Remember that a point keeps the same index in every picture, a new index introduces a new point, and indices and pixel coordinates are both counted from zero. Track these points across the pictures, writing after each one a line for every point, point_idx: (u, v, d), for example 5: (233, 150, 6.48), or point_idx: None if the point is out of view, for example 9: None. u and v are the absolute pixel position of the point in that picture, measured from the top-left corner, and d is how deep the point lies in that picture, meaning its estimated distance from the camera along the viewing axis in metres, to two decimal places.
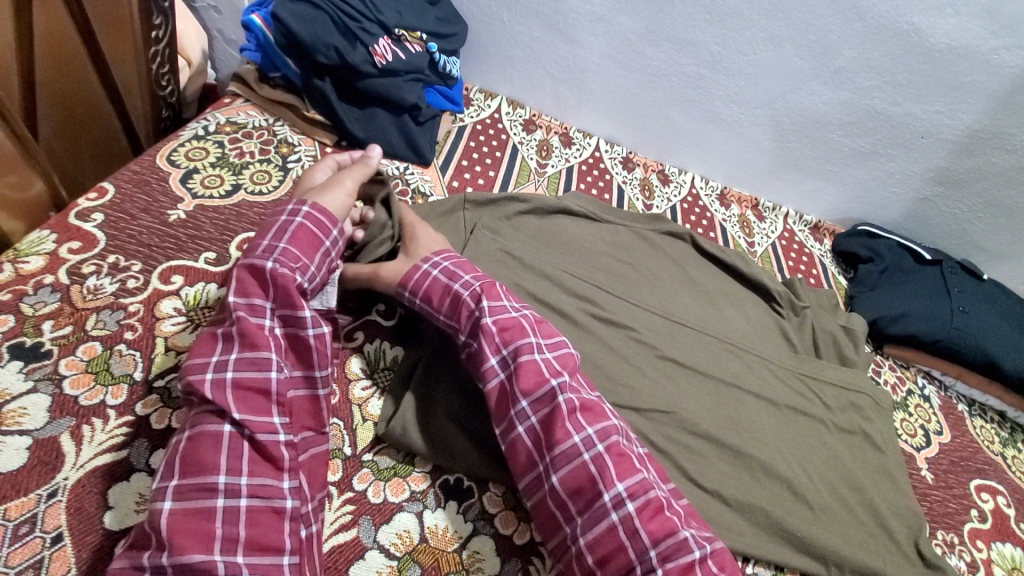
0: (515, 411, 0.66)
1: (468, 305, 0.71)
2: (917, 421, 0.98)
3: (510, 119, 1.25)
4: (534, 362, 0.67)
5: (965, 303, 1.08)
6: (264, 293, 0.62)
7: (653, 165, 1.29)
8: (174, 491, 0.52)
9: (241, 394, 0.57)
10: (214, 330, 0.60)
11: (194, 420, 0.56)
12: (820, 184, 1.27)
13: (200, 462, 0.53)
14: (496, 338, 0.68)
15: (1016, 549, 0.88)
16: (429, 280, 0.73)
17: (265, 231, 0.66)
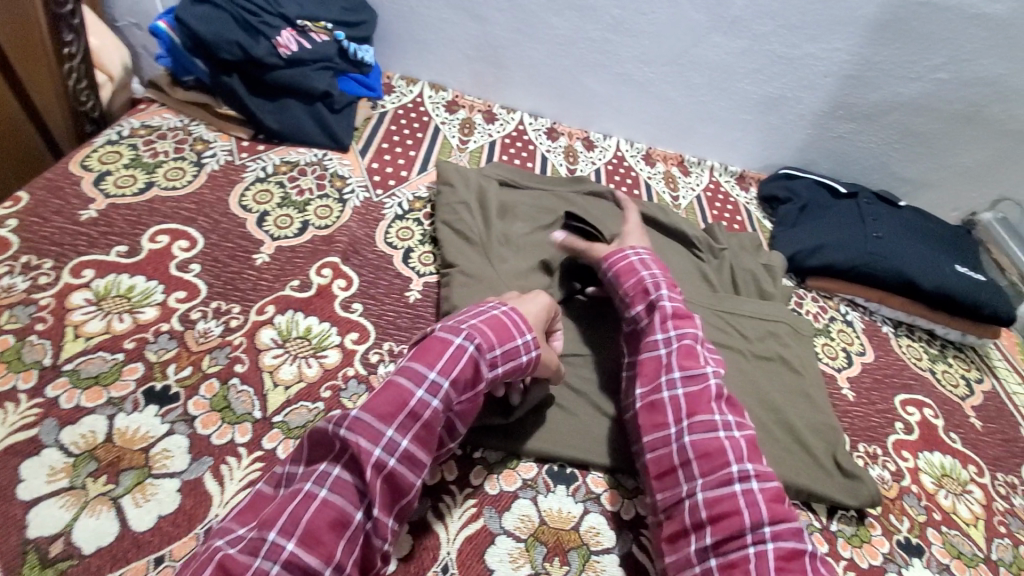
0: (666, 379, 0.72)
1: (649, 287, 0.81)
2: (839, 344, 1.01)
3: (433, 102, 1.28)
4: (696, 348, 0.75)
5: (880, 229, 1.11)
6: (460, 395, 0.61)
7: (577, 133, 1.33)
8: (285, 558, 0.50)
9: (387, 485, 0.55)
10: (405, 397, 0.58)
11: (336, 482, 0.54)
12: (739, 134, 1.31)
13: (319, 540, 0.51)
14: (668, 319, 0.77)
15: (947, 457, 0.86)
16: (629, 256, 0.85)
17: (493, 327, 0.65)
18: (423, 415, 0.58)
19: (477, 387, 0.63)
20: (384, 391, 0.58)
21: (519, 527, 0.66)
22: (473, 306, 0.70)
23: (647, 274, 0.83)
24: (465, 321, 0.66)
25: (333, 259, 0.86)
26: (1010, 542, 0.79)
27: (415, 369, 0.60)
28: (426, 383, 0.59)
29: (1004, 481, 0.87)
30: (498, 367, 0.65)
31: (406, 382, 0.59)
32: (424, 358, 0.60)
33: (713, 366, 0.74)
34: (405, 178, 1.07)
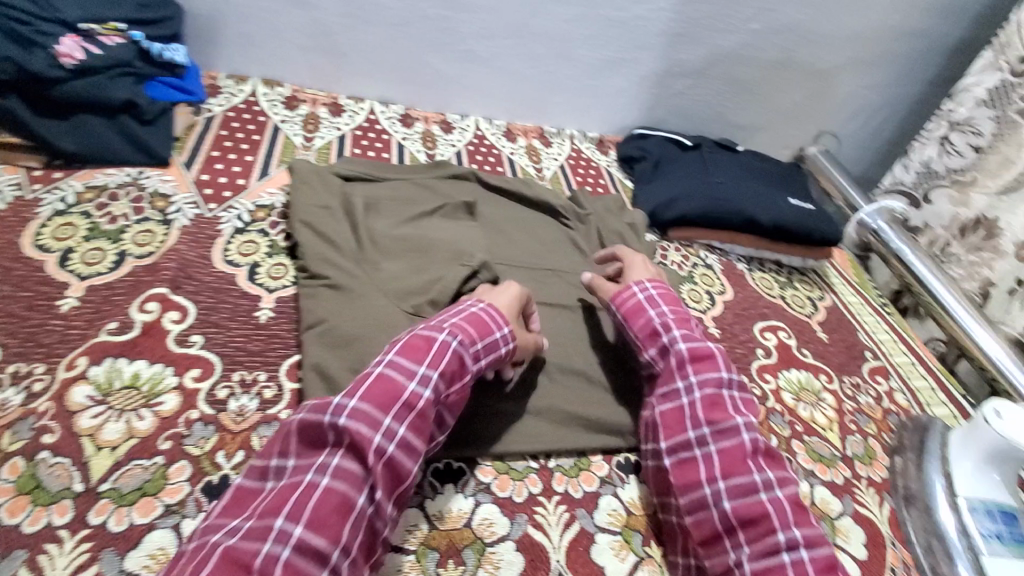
0: (696, 436, 0.67)
1: (660, 329, 0.77)
2: (702, 288, 1.07)
3: (269, 100, 1.19)
4: (723, 399, 0.69)
5: (721, 175, 1.19)
6: (450, 386, 0.63)
7: (433, 116, 1.29)
8: (295, 543, 0.49)
9: (387, 471, 0.55)
10: (398, 387, 0.58)
11: (338, 469, 0.53)
12: (590, 100, 1.34)
13: (325, 525, 0.50)
14: (685, 364, 0.72)
15: (802, 373, 0.95)
16: (633, 300, 0.80)
17: (476, 323, 0.67)
18: (418, 404, 0.58)
19: (463, 377, 0.64)
20: (376, 381, 0.58)
21: (409, 540, 0.61)
22: (452, 304, 0.72)
23: (657, 315, 0.78)
24: (445, 318, 0.67)
25: (160, 291, 0.76)
26: (861, 437, 0.88)
27: (405, 362, 0.60)
28: (418, 373, 0.60)
29: (851, 383, 0.97)
30: (481, 360, 0.67)
31: (397, 372, 0.59)
32: (413, 352, 0.61)
33: (745, 417, 0.68)
34: (242, 186, 0.97)
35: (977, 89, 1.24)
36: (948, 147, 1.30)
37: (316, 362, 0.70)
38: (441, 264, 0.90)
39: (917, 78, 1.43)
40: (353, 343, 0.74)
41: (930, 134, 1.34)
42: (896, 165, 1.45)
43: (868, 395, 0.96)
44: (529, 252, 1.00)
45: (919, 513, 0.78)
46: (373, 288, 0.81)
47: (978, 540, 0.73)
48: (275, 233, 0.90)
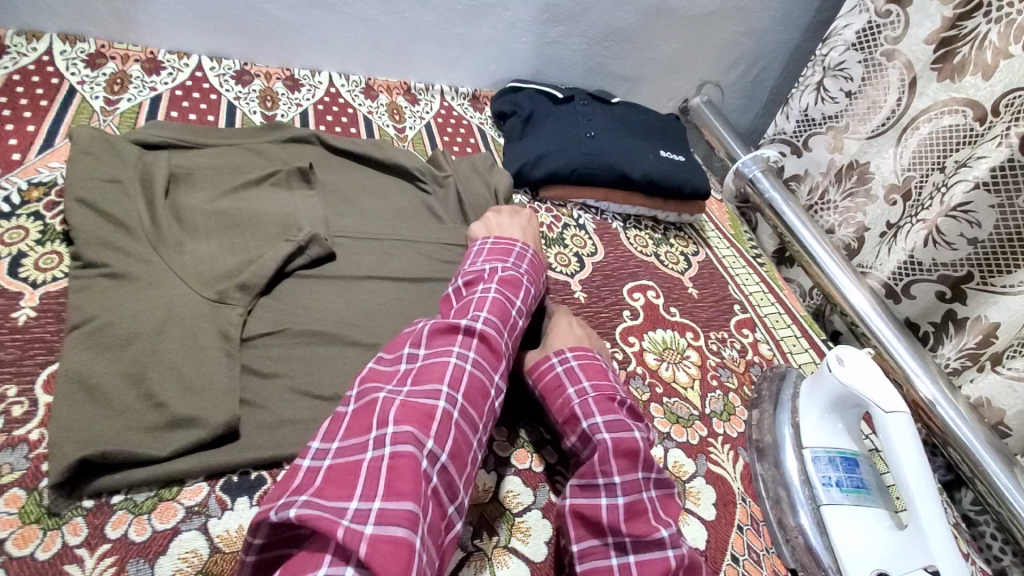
0: (614, 543, 0.59)
1: (581, 412, 0.67)
2: (572, 250, 1.01)
3: (66, 59, 0.99)
4: (645, 503, 0.61)
5: (593, 128, 1.12)
6: (528, 314, 0.74)
7: (277, 73, 1.14)
8: (459, 407, 0.58)
9: (503, 370, 0.66)
10: (507, 309, 0.70)
11: (478, 359, 0.62)
12: (458, 52, 1.22)
13: (477, 400, 0.60)
14: (609, 457, 0.62)
15: (667, 332, 0.93)
16: (551, 374, 0.71)
17: (539, 277, 0.80)
18: (515, 324, 0.70)
19: (536, 309, 0.76)
20: (492, 298, 0.69)
21: (181, 570, 0.53)
22: (496, 240, 0.80)
23: (576, 393, 0.68)
24: (512, 257, 0.78)
25: None
26: (722, 393, 0.87)
27: (504, 288, 0.72)
28: (518, 303, 0.72)
29: (716, 338, 0.95)
30: (539, 298, 0.79)
31: (502, 295, 0.70)
32: (508, 284, 0.73)
33: (668, 524, 0.60)
34: (17, 162, 0.81)
35: (847, 32, 1.22)
36: (823, 93, 1.29)
37: (75, 368, 0.59)
38: (267, 241, 0.78)
39: (793, 23, 1.41)
40: (130, 342, 0.62)
41: (807, 81, 1.33)
42: (778, 115, 1.43)
43: (732, 348, 0.95)
44: (379, 224, 0.89)
45: (769, 467, 0.78)
46: (171, 275, 0.69)
47: (818, 491, 0.73)
48: (53, 216, 0.76)
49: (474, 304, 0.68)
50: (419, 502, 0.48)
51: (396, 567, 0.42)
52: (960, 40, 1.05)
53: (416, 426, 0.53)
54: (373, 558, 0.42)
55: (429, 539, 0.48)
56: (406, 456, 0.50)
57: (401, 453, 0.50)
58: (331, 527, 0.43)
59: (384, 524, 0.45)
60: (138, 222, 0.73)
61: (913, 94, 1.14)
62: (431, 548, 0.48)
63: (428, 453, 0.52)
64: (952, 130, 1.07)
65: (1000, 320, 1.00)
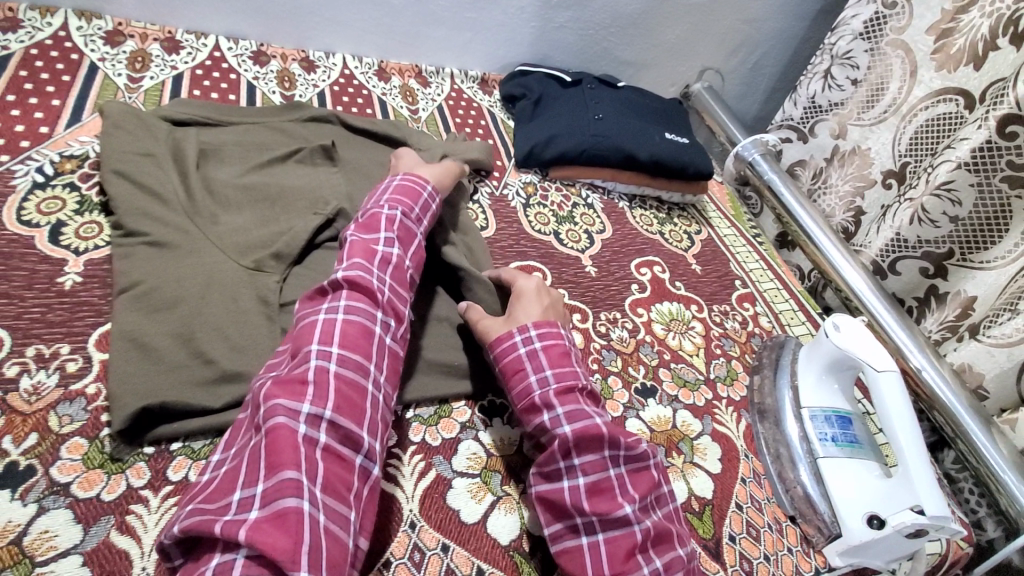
0: (580, 524, 0.60)
1: (541, 401, 0.66)
2: (581, 227, 1.06)
3: (84, 36, 1.01)
4: (609, 483, 0.61)
5: (601, 111, 1.16)
6: (410, 247, 0.73)
7: (293, 54, 1.16)
8: (337, 358, 0.58)
9: (388, 307, 0.66)
10: (372, 249, 0.69)
11: (348, 306, 0.63)
12: (468, 36, 1.25)
13: (356, 346, 0.60)
14: (569, 443, 0.62)
15: (673, 304, 0.98)
16: (512, 355, 0.69)
17: (413, 194, 0.78)
18: (390, 259, 0.70)
19: (415, 233, 0.75)
20: (354, 245, 0.69)
21: None
22: (373, 189, 0.80)
23: (536, 379, 0.67)
24: (379, 197, 0.76)
25: None
26: (725, 360, 0.92)
27: (366, 232, 0.71)
28: (381, 236, 0.71)
29: (719, 310, 1.01)
30: (422, 221, 0.78)
31: (365, 239, 0.70)
32: (369, 227, 0.72)
33: (632, 502, 0.60)
34: (45, 135, 0.83)
35: (855, 22, 1.27)
36: (830, 80, 1.34)
37: (127, 330, 0.62)
38: (296, 212, 0.82)
39: (792, 12, 1.45)
40: (176, 306, 0.66)
41: (815, 69, 1.38)
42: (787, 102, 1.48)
43: (734, 320, 1.00)
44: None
45: (770, 427, 0.83)
46: (208, 244, 0.73)
47: (815, 445, 0.79)
48: (87, 187, 0.78)
49: (342, 258, 0.68)
50: (303, 468, 0.51)
51: (280, 538, 0.46)
52: (957, 31, 1.10)
53: (290, 396, 0.54)
54: (257, 536, 0.45)
55: (330, 495, 0.51)
56: (284, 428, 0.52)
57: (276, 429, 0.52)
58: (210, 525, 0.46)
59: (270, 504, 0.48)
60: (176, 194, 0.77)
61: (913, 82, 1.19)
62: (335, 503, 0.51)
63: (308, 418, 0.54)
64: (945, 117, 1.14)
65: (977, 293, 1.07)
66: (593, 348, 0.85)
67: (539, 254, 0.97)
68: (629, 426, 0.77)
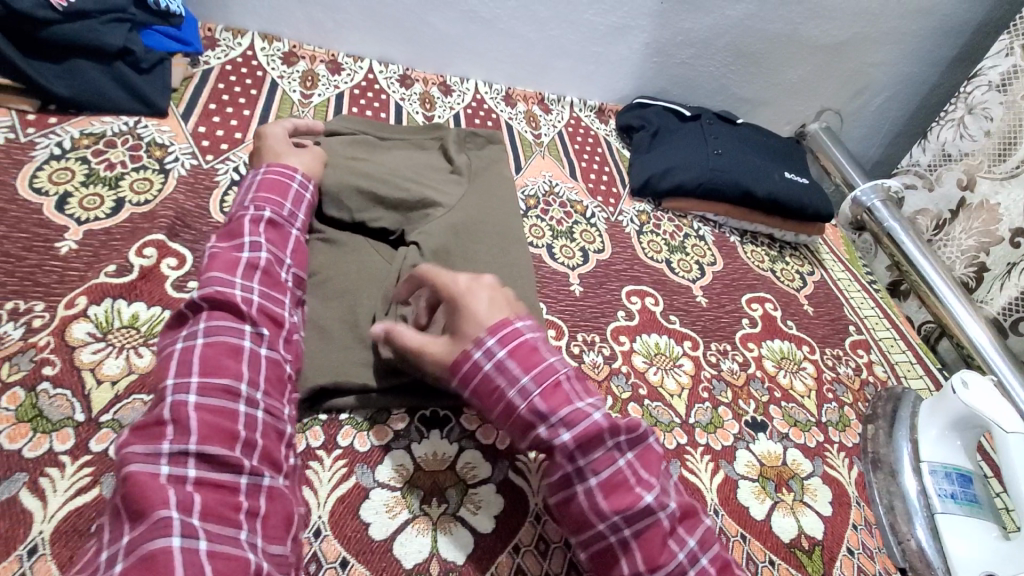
0: (605, 526, 0.56)
1: (533, 414, 0.58)
2: (692, 258, 1.09)
3: (266, 55, 1.15)
4: (621, 475, 0.57)
5: (720, 147, 1.20)
6: (283, 249, 0.69)
7: (433, 79, 1.27)
8: (198, 386, 0.54)
9: (260, 316, 0.61)
10: (236, 257, 0.64)
11: (209, 328, 0.58)
12: (592, 68, 1.33)
13: (224, 366, 0.56)
14: (575, 449, 0.57)
15: (785, 342, 0.98)
16: (479, 375, 0.59)
17: (280, 195, 0.73)
18: (261, 263, 0.65)
19: (285, 233, 0.71)
20: (216, 258, 0.63)
21: (394, 477, 0.63)
22: (241, 187, 0.75)
23: (515, 394, 0.58)
24: (243, 199, 0.72)
25: (158, 237, 0.76)
26: (837, 405, 0.91)
27: (228, 240, 0.66)
28: (244, 242, 0.66)
29: (832, 354, 0.99)
30: (296, 219, 0.73)
31: (227, 248, 0.65)
32: (231, 233, 0.67)
33: (648, 488, 0.57)
34: (240, 140, 0.97)
35: (992, 73, 1.23)
36: (963, 129, 1.29)
37: (306, 313, 0.71)
38: (410, 197, 0.84)
39: (920, 57, 1.45)
40: (345, 294, 0.73)
41: (949, 116, 1.33)
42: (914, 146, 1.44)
43: (848, 366, 0.98)
44: (509, 206, 0.92)
45: (884, 477, 0.82)
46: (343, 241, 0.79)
47: (934, 499, 0.77)
48: None
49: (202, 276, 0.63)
50: (174, 503, 0.47)
51: None
52: None
53: (145, 442, 0.50)
54: None
55: (212, 525, 0.47)
56: (140, 473, 0.48)
57: (132, 476, 0.47)
58: None
59: (137, 550, 0.43)
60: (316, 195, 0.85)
61: None
62: (220, 528, 0.48)
63: (172, 454, 0.49)
64: None
65: None
66: (704, 377, 0.87)
67: (651, 280, 1.01)
68: (739, 458, 0.78)
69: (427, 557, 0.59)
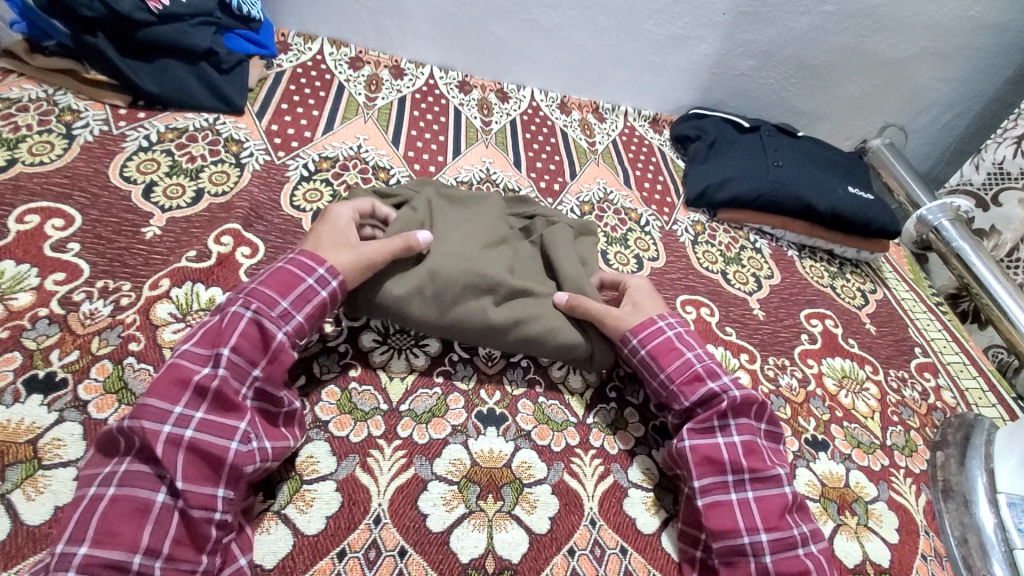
0: (733, 482, 0.64)
1: (704, 375, 0.70)
2: (749, 270, 1.06)
3: (335, 60, 1.20)
4: (760, 445, 0.67)
5: (780, 159, 1.17)
6: (258, 361, 0.58)
7: (491, 86, 1.30)
8: (81, 562, 0.45)
9: (192, 456, 0.51)
10: (187, 376, 0.54)
11: (126, 474, 0.49)
12: (649, 78, 1.33)
13: (115, 533, 0.47)
14: (729, 415, 0.67)
15: (846, 361, 0.94)
16: (661, 337, 0.73)
17: (277, 288, 0.62)
18: (212, 386, 0.54)
19: (271, 338, 0.59)
20: (166, 374, 0.54)
21: (452, 471, 0.64)
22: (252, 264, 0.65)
23: (695, 357, 0.72)
24: (245, 286, 0.62)
25: (233, 226, 0.80)
26: (903, 429, 0.87)
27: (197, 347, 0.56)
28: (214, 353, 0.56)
29: (897, 376, 0.95)
30: (294, 322, 0.62)
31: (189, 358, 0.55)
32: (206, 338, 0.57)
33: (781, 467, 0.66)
34: (309, 138, 1.01)
35: None
36: None
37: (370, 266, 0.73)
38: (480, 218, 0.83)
39: (994, 74, 1.39)
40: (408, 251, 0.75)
41: (1006, 133, 1.28)
42: (965, 164, 1.39)
43: (913, 389, 0.94)
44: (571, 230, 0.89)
45: (955, 508, 0.78)
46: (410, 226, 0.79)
47: (1012, 534, 0.73)
48: (337, 184, 0.94)
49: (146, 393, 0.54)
50: None
51: None
52: None
53: None
54: None
55: None
56: None
57: None
58: None
59: None
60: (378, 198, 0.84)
61: None
62: None
63: None
64: None
65: None
66: (762, 391, 0.85)
67: (706, 290, 0.99)
68: (800, 476, 0.76)
69: (483, 553, 0.59)
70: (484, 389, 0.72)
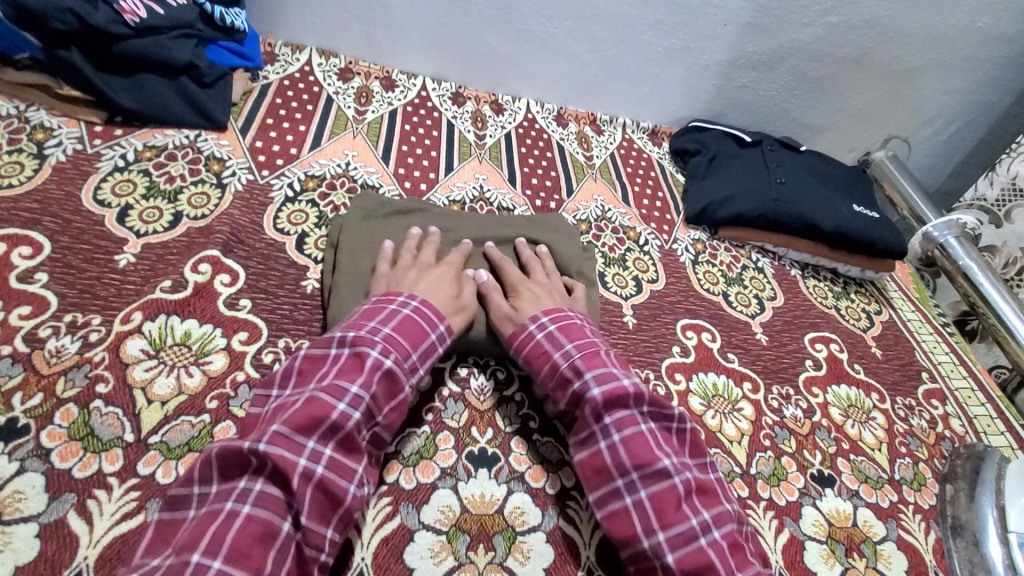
0: (649, 547, 0.57)
1: (590, 416, 0.64)
2: (751, 291, 1.03)
3: (324, 71, 1.16)
4: (667, 490, 0.59)
5: (783, 175, 1.14)
6: (386, 406, 0.59)
7: (485, 97, 1.27)
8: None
9: (318, 494, 0.52)
10: (327, 410, 0.54)
11: (260, 497, 0.50)
12: (647, 91, 1.29)
13: (247, 556, 0.47)
14: (626, 464, 0.60)
15: (852, 388, 0.91)
16: (532, 343, 0.70)
17: (405, 332, 0.63)
18: (347, 427, 0.55)
19: (398, 386, 0.60)
20: (307, 406, 0.54)
21: (440, 520, 0.60)
22: (373, 297, 0.66)
23: (562, 356, 0.68)
24: (376, 323, 0.62)
25: (212, 253, 0.77)
26: (911, 461, 0.84)
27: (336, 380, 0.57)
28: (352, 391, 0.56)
29: (904, 404, 0.92)
30: (417, 371, 0.63)
31: (329, 391, 0.56)
32: (346, 371, 0.58)
33: (696, 512, 0.58)
34: (295, 155, 0.97)
35: None
36: None
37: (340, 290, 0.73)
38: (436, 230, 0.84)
39: (1000, 86, 1.36)
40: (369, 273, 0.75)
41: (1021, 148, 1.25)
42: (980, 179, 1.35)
43: (921, 418, 0.91)
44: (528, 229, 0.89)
45: (966, 546, 0.74)
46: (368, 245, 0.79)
47: None
48: (324, 205, 0.90)
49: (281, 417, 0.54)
50: None
51: None
52: None
53: None
54: None
55: None
56: None
57: None
58: None
59: None
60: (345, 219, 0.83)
61: None
62: None
63: None
64: None
65: None
66: (765, 423, 0.82)
67: (707, 314, 0.96)
68: (805, 516, 0.72)
69: None
70: (475, 427, 0.69)
